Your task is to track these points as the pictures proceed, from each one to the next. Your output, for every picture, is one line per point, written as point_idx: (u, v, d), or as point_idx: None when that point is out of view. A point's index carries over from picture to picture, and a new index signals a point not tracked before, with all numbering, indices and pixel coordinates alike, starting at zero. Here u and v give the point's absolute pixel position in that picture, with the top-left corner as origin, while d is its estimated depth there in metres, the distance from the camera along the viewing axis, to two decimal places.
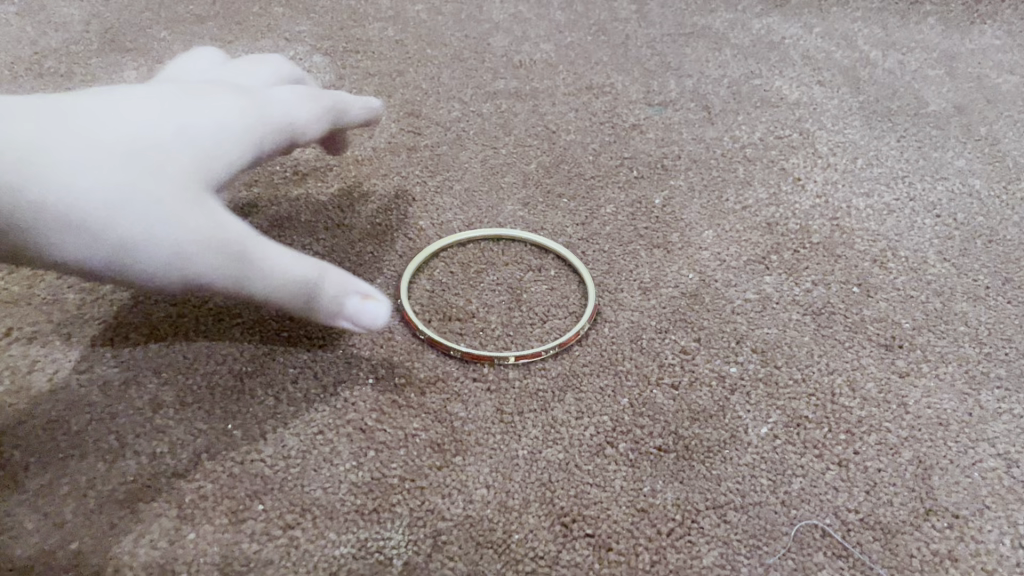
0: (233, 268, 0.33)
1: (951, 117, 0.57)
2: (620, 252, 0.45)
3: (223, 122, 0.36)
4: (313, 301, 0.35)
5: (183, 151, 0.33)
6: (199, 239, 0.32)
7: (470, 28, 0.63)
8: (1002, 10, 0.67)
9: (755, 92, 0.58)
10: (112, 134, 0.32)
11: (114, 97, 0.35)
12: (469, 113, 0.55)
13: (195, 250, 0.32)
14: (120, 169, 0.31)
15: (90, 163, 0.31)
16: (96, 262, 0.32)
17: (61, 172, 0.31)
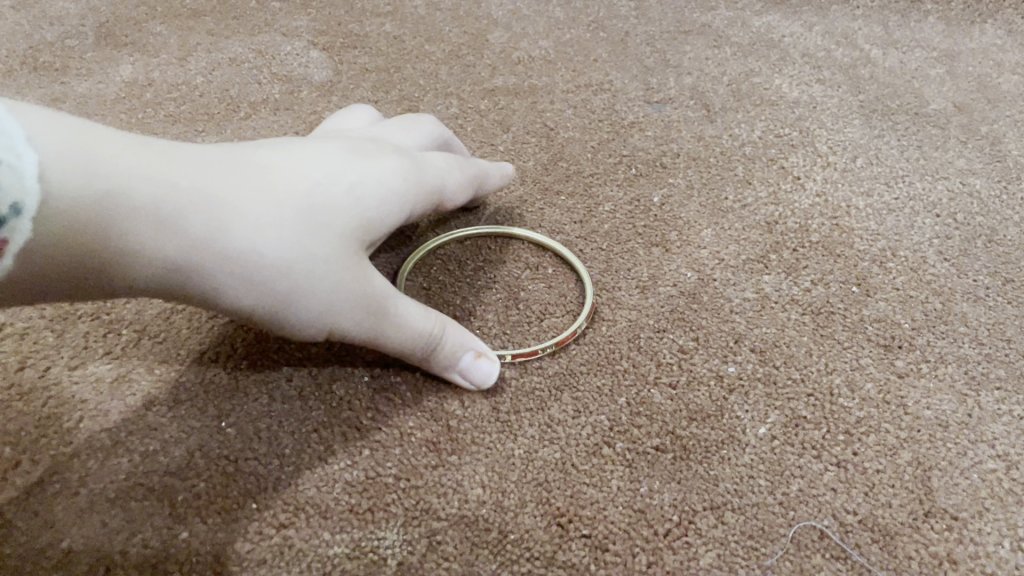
0: (382, 326, 0.34)
1: (951, 116, 0.56)
2: (618, 250, 0.45)
3: (395, 179, 0.35)
4: (435, 356, 0.36)
5: (353, 207, 0.33)
6: (357, 303, 0.33)
7: (468, 24, 0.63)
8: (1003, 9, 0.67)
9: (755, 91, 0.58)
10: (292, 187, 0.31)
11: (330, 156, 0.34)
12: (467, 109, 0.55)
13: (357, 310, 0.33)
14: (296, 226, 0.31)
15: (278, 222, 0.31)
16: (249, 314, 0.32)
17: (260, 232, 0.30)
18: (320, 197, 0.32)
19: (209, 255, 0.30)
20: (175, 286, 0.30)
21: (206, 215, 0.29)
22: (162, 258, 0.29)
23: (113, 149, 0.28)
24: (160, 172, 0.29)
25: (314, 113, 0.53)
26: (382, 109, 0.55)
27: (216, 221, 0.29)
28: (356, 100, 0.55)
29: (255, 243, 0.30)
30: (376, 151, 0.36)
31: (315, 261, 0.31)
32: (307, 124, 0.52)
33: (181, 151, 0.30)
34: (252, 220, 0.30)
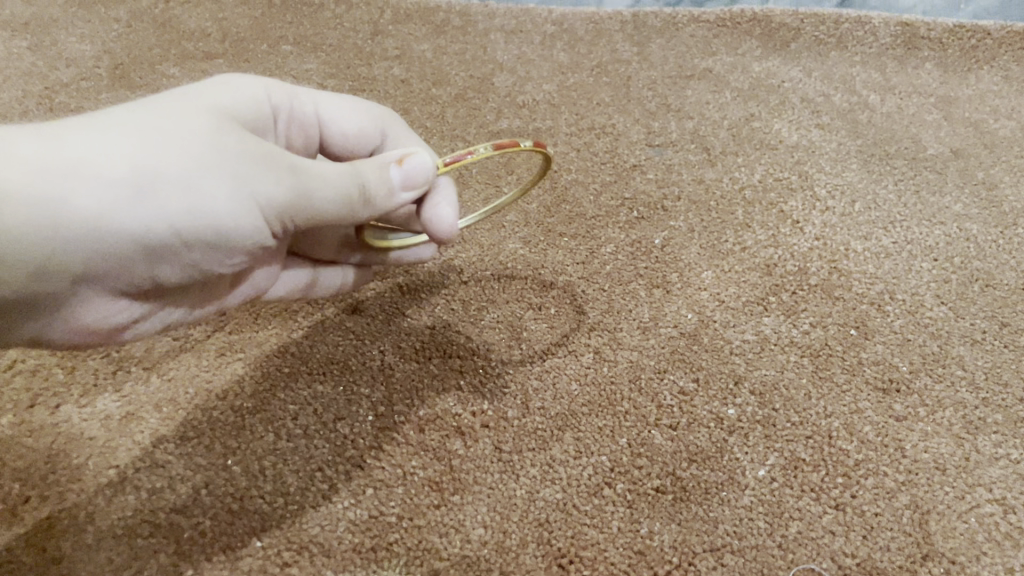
0: (298, 168, 0.31)
1: (948, 161, 0.57)
2: (620, 291, 0.46)
3: (225, 82, 0.34)
4: (372, 196, 0.34)
5: (190, 96, 0.31)
6: (251, 152, 0.30)
7: (474, 68, 0.65)
8: (998, 56, 0.68)
9: (754, 135, 0.59)
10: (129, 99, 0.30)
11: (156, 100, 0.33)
12: (471, 152, 0.56)
13: (248, 160, 0.29)
14: (149, 113, 0.29)
15: (120, 115, 0.28)
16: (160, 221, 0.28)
17: (115, 127, 0.27)
18: (153, 99, 0.30)
19: (77, 164, 0.26)
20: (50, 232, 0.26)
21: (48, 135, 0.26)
22: (37, 192, 0.26)
23: None
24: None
25: None
26: None
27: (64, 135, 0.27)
28: None
29: (114, 135, 0.27)
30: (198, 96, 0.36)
31: (189, 132, 0.29)
32: None
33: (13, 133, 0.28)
34: (95, 124, 0.27)
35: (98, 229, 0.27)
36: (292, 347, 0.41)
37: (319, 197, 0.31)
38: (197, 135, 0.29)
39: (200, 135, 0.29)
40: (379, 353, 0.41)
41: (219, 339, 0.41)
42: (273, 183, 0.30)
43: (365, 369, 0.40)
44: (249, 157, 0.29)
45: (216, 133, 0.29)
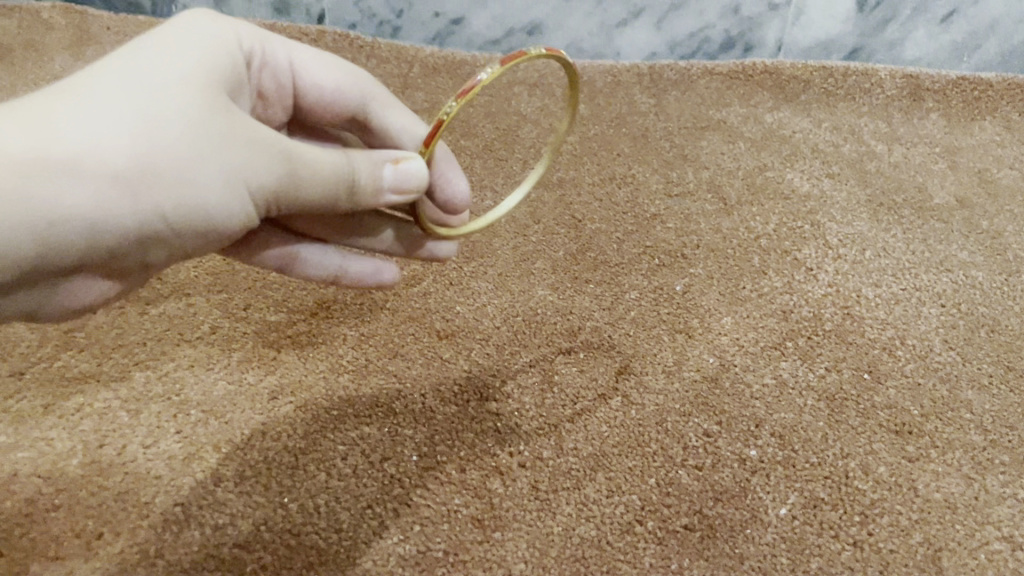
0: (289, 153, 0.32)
1: (954, 210, 0.60)
2: (645, 336, 0.48)
3: (204, 22, 0.33)
4: (361, 188, 0.34)
5: (172, 47, 0.31)
6: (236, 133, 0.30)
7: (500, 121, 0.68)
8: (1000, 107, 0.71)
9: (768, 184, 0.62)
10: (114, 62, 0.29)
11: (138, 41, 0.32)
12: (500, 202, 0.60)
13: (235, 143, 0.30)
14: (131, 84, 0.29)
15: (104, 93, 0.28)
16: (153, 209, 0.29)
17: (99, 112, 0.28)
18: (133, 62, 0.29)
19: (66, 162, 0.27)
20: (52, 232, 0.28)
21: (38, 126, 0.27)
22: (33, 195, 0.27)
23: None
24: None
25: None
26: None
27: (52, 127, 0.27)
28: None
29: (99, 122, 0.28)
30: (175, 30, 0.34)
31: (175, 114, 0.29)
32: None
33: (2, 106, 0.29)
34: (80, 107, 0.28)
35: (94, 220, 0.29)
36: (339, 391, 0.44)
37: (308, 185, 0.32)
38: (182, 114, 0.29)
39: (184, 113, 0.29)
40: (420, 396, 0.44)
41: (270, 383, 0.44)
42: (262, 171, 0.31)
43: (407, 411, 0.43)
44: (236, 140, 0.30)
45: (201, 109, 0.29)
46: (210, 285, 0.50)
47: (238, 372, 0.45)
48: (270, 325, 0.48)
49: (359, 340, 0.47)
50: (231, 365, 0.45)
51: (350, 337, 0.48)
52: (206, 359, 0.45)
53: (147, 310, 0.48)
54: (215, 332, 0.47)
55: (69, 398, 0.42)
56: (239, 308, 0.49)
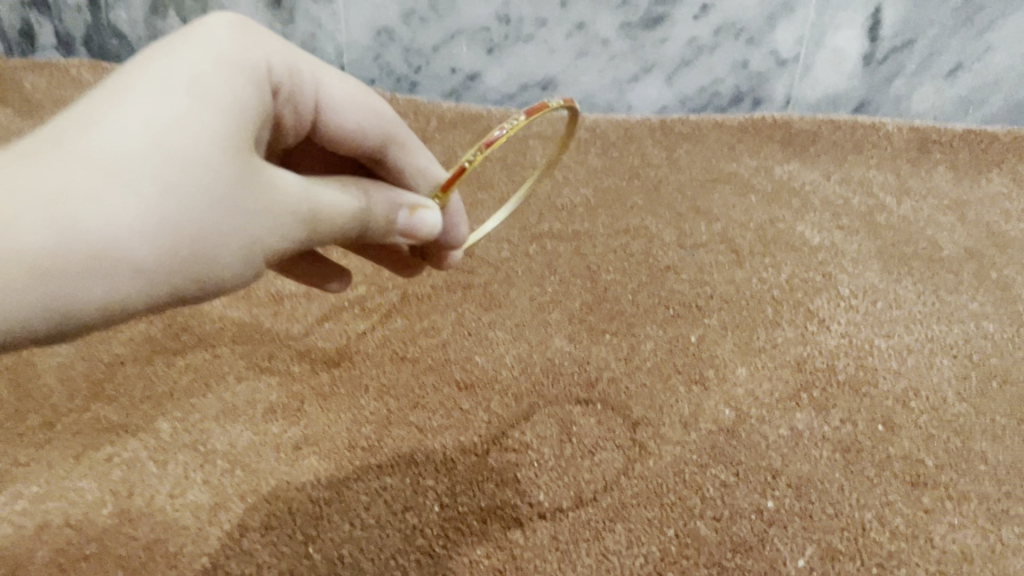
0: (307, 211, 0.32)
1: (964, 262, 0.61)
2: (661, 387, 0.49)
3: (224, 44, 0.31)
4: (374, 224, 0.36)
5: (184, 89, 0.29)
6: (253, 202, 0.30)
7: (516, 174, 0.70)
8: (1007, 159, 0.72)
9: (780, 236, 0.63)
10: (123, 116, 0.27)
11: (135, 62, 0.30)
12: (516, 253, 0.61)
13: (251, 215, 0.30)
14: (150, 150, 0.27)
15: (125, 167, 0.27)
16: (169, 288, 0.29)
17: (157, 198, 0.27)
18: (146, 116, 0.28)
19: (89, 250, 0.26)
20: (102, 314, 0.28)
21: (58, 210, 0.26)
22: (54, 288, 0.26)
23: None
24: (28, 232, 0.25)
25: None
26: None
27: (72, 210, 0.26)
28: None
29: (118, 203, 0.27)
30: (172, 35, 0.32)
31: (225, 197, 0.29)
32: (374, 268, 0.59)
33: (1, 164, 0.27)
34: (100, 185, 0.26)
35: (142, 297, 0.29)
36: (361, 441, 0.45)
37: (324, 234, 0.33)
38: (211, 186, 0.28)
39: (202, 186, 0.28)
40: (441, 447, 0.45)
41: (294, 433, 0.45)
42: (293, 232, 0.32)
43: (428, 462, 0.44)
44: (253, 209, 0.30)
45: (220, 179, 0.28)
46: (235, 335, 0.52)
47: (263, 422, 0.46)
48: (294, 376, 0.49)
49: (380, 390, 0.48)
50: (255, 416, 0.46)
51: (372, 387, 0.48)
52: (232, 409, 0.46)
53: (174, 361, 0.49)
54: (240, 382, 0.48)
55: (99, 448, 0.43)
56: (263, 358, 0.50)
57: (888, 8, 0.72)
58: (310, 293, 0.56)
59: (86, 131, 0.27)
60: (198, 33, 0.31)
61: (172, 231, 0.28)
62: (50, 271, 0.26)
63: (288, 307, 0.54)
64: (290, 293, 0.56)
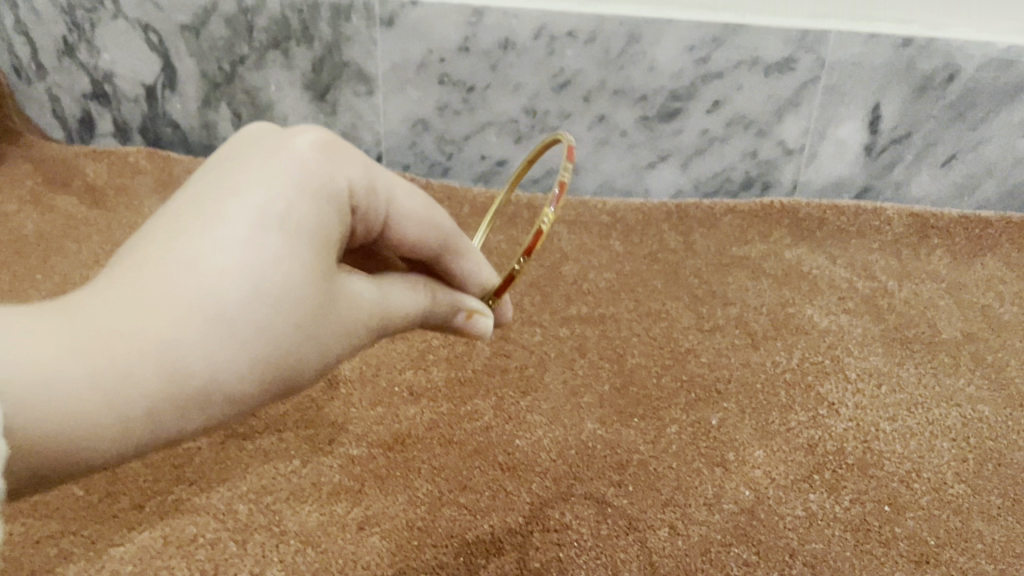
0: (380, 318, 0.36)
1: (961, 345, 0.66)
2: (687, 469, 0.54)
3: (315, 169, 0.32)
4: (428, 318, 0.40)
5: (277, 235, 0.30)
6: (335, 324, 0.33)
7: (545, 259, 0.76)
8: (1001, 243, 0.78)
9: (790, 319, 0.69)
10: (222, 257, 0.29)
11: (220, 187, 0.31)
12: (548, 336, 0.66)
13: (331, 336, 0.33)
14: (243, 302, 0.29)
15: (223, 319, 0.29)
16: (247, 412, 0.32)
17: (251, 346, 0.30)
18: (245, 259, 0.30)
19: (194, 390, 0.29)
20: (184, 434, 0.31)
21: (171, 358, 0.28)
22: (155, 434, 0.29)
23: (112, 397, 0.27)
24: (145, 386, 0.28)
25: (425, 341, 0.65)
26: (479, 336, 0.66)
27: (182, 358, 0.28)
28: None
29: (221, 347, 0.29)
30: (259, 147, 0.33)
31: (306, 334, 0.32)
32: (419, 352, 0.64)
33: (106, 301, 0.28)
34: (205, 333, 0.29)
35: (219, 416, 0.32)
36: (418, 522, 0.50)
37: (394, 328, 0.38)
38: (295, 329, 0.31)
39: (292, 322, 0.31)
40: (490, 527, 0.50)
41: (358, 513, 0.50)
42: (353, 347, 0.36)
43: (479, 542, 0.49)
44: (336, 329, 0.33)
45: (301, 321, 0.31)
46: (298, 419, 0.57)
47: (329, 503, 0.51)
48: (354, 458, 0.54)
49: (432, 472, 0.53)
50: (321, 497, 0.51)
51: (424, 469, 0.53)
52: (301, 491, 0.51)
53: (244, 446, 0.54)
54: (306, 465, 0.53)
55: (185, 529, 0.48)
56: (325, 441, 0.55)
57: (887, 104, 0.78)
58: (363, 378, 0.61)
59: (188, 271, 0.29)
60: (282, 155, 0.32)
61: (263, 364, 0.31)
62: (159, 414, 0.29)
63: (343, 391, 0.60)
64: (344, 377, 0.61)
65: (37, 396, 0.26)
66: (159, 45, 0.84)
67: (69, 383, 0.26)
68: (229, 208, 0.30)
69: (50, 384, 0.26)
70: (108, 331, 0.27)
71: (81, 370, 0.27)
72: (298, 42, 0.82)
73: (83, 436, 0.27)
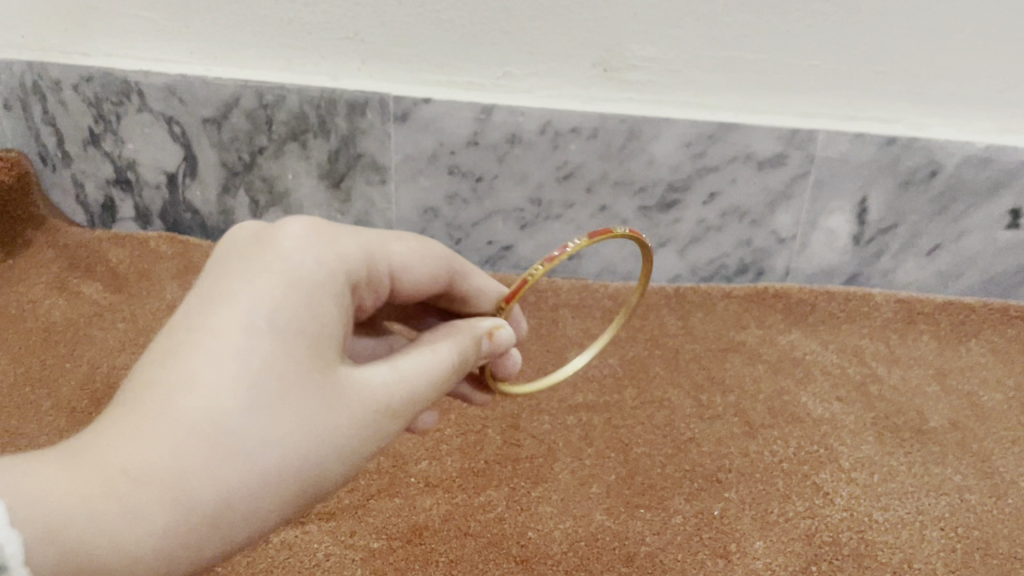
0: (388, 388, 0.41)
1: (948, 433, 0.70)
2: (691, 560, 0.57)
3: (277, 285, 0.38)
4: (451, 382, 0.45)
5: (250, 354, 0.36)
6: (330, 403, 0.38)
7: (551, 344, 0.79)
8: (983, 330, 0.82)
9: (786, 407, 0.72)
10: (205, 384, 0.35)
11: (200, 327, 0.37)
12: (556, 424, 0.69)
13: (327, 420, 0.38)
14: (232, 419, 0.35)
15: (218, 439, 0.34)
16: (284, 508, 0.37)
17: (256, 453, 0.35)
18: (218, 368, 0.35)
19: (202, 507, 0.34)
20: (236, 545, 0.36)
21: (175, 482, 0.33)
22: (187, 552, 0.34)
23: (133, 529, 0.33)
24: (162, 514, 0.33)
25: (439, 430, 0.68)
26: (490, 425, 0.69)
27: (188, 479, 0.34)
28: (470, 417, 0.70)
29: (211, 459, 0.34)
30: (232, 282, 0.39)
31: (308, 426, 0.37)
32: (434, 441, 0.67)
33: (99, 439, 0.34)
34: (204, 453, 0.34)
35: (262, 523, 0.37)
36: None
37: (426, 394, 0.43)
38: (293, 425, 0.36)
39: (275, 421, 0.36)
40: None
41: None
42: (375, 430, 0.40)
43: None
44: (332, 411, 0.38)
45: (297, 418, 0.36)
46: (319, 511, 0.60)
47: None
48: (374, 551, 0.57)
49: (449, 565, 0.56)
50: None
51: (442, 562, 0.56)
52: None
53: (269, 538, 0.57)
54: (329, 558, 0.56)
55: None
56: (346, 533, 0.58)
57: (873, 197, 0.82)
58: (381, 468, 0.64)
59: (172, 403, 0.35)
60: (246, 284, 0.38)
61: (258, 467, 0.35)
62: (182, 536, 0.34)
63: (363, 481, 0.63)
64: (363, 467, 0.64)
65: (59, 542, 0.31)
66: (182, 136, 0.88)
67: (84, 519, 0.32)
68: (202, 345, 0.36)
69: (73, 531, 0.32)
70: (113, 475, 0.33)
71: (100, 512, 0.32)
72: (315, 135, 0.86)
73: (101, 563, 0.32)
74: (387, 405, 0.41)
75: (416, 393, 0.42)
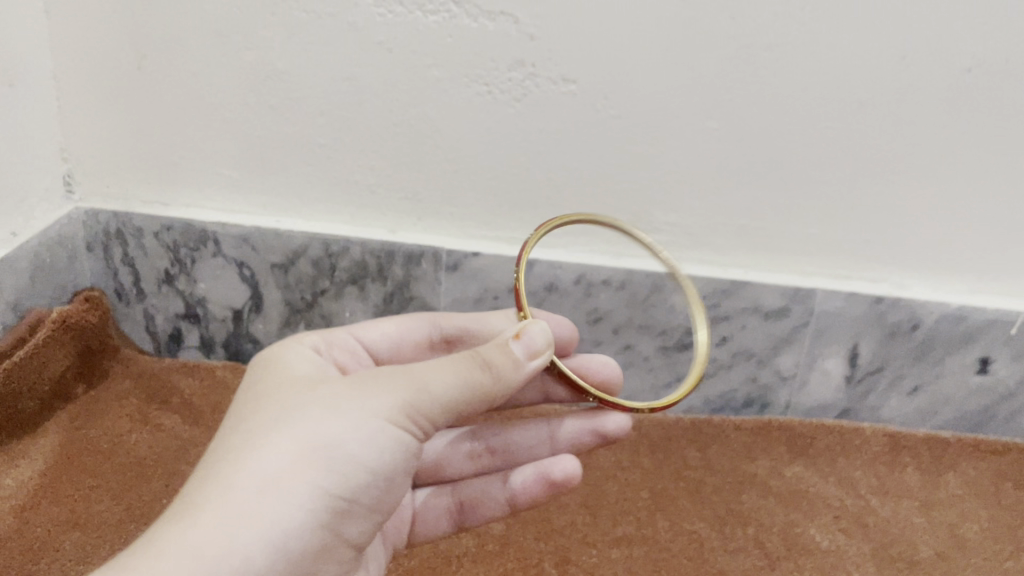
0: (373, 372, 0.59)
1: (936, 563, 0.82)
2: None
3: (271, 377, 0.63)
4: (448, 354, 0.61)
5: (248, 414, 0.58)
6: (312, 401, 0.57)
7: (588, 476, 0.90)
8: (957, 464, 0.95)
9: (798, 539, 0.83)
10: (226, 441, 0.57)
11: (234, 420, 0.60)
12: (603, 557, 0.80)
13: (307, 408, 0.57)
14: (243, 444, 0.55)
15: (238, 455, 0.55)
16: (307, 474, 0.55)
17: (265, 449, 0.55)
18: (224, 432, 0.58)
19: (241, 488, 0.53)
20: (290, 511, 0.54)
21: (218, 485, 0.53)
22: (246, 517, 0.52)
23: (198, 515, 0.52)
24: (212, 500, 0.52)
25: (501, 564, 0.78)
26: (546, 559, 0.79)
27: (227, 479, 0.53)
28: (527, 551, 0.80)
29: (231, 463, 0.54)
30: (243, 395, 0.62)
31: (300, 421, 0.56)
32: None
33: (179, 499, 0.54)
34: (232, 465, 0.54)
35: (302, 492, 0.54)
36: None
37: (428, 365, 0.59)
38: (286, 427, 0.56)
39: (263, 428, 0.56)
40: None
41: None
42: (370, 403, 0.57)
43: None
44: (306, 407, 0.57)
45: (287, 421, 0.56)
46: None
47: None
48: None
49: None
50: None
51: None
52: None
53: None
54: None
55: None
56: None
57: (863, 345, 0.95)
58: None
59: (210, 459, 0.56)
60: (243, 393, 0.62)
61: (270, 457, 0.54)
62: (237, 509, 0.52)
63: None
64: None
65: (156, 541, 0.51)
66: (250, 278, 0.98)
67: (167, 529, 0.51)
68: (224, 428, 0.59)
69: (165, 533, 0.51)
70: (183, 503, 0.53)
71: (178, 518, 0.52)
72: (373, 280, 0.97)
73: (187, 552, 0.50)
74: (382, 384, 0.58)
75: (411, 370, 0.59)
